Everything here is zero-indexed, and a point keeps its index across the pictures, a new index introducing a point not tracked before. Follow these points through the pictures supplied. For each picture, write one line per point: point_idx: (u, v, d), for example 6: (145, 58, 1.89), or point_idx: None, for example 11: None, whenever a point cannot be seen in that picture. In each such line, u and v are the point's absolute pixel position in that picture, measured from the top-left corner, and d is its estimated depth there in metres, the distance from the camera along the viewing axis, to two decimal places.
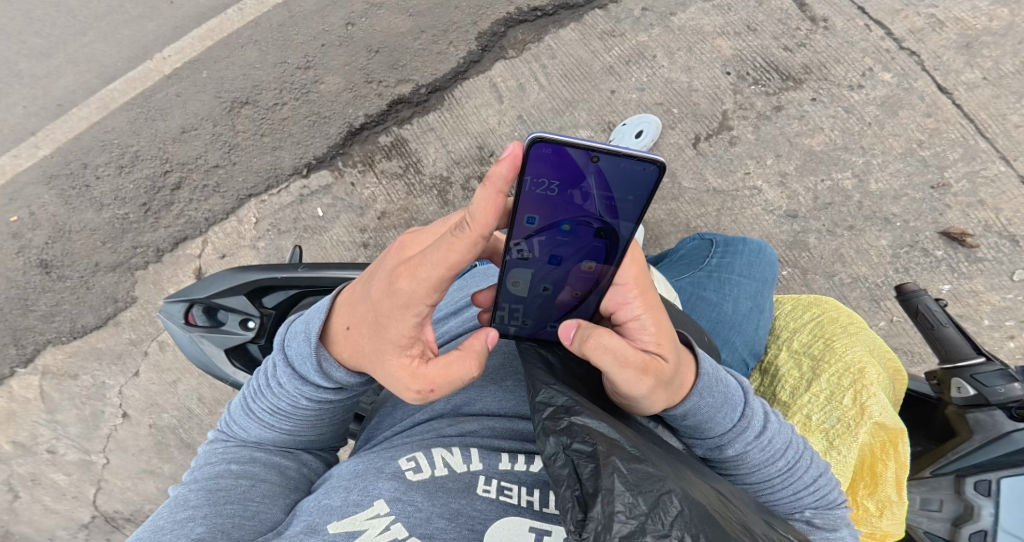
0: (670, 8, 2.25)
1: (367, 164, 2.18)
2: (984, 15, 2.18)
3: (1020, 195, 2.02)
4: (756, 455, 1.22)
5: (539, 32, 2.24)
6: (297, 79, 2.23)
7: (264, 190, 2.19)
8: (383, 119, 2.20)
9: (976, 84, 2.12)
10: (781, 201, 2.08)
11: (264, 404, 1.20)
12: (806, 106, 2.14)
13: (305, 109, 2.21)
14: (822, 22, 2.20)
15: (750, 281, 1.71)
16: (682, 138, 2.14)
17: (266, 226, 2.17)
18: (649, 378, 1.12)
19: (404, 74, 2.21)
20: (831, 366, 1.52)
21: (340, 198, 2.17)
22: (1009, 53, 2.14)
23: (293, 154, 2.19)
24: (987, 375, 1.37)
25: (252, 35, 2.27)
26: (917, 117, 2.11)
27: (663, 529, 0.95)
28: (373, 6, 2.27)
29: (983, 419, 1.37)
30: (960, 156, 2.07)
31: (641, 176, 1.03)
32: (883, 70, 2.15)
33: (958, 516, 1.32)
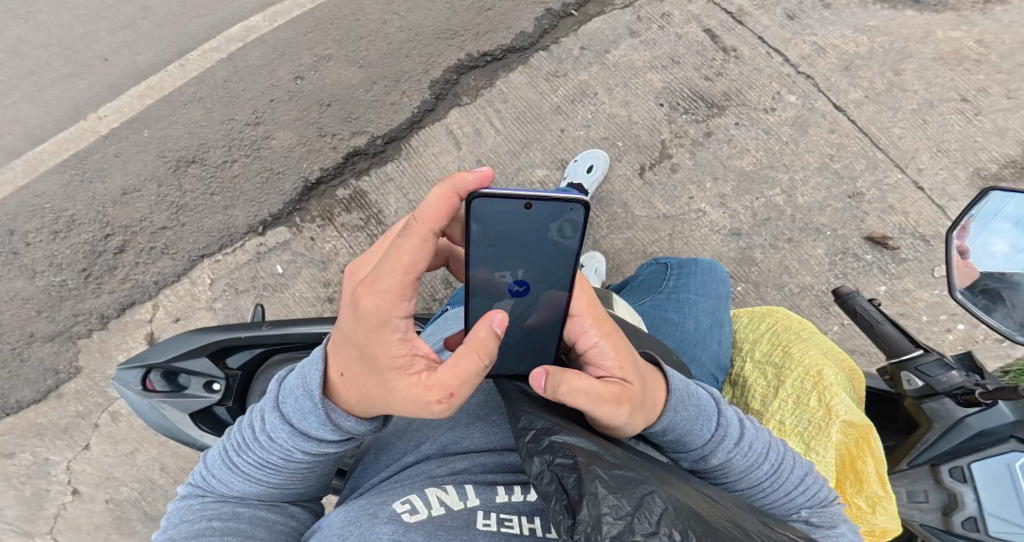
0: (604, 46, 2.38)
1: (326, 219, 2.17)
2: (852, 41, 2.43)
3: (919, 198, 2.26)
4: (738, 461, 1.30)
5: (490, 76, 2.32)
6: (248, 135, 2.19)
7: (217, 250, 2.13)
8: (340, 172, 2.20)
9: (861, 102, 2.37)
10: (725, 221, 2.22)
11: (251, 458, 1.18)
12: (732, 130, 2.31)
13: (257, 166, 2.18)
14: (732, 51, 2.40)
15: (707, 298, 1.84)
16: (629, 169, 2.26)
17: (223, 286, 2.10)
18: (625, 407, 1.18)
19: (357, 127, 2.22)
20: (793, 372, 1.65)
21: (300, 253, 2.14)
22: (878, 73, 2.40)
23: (247, 212, 2.15)
24: (928, 366, 1.50)
25: (196, 92, 2.23)
26: (824, 134, 2.34)
27: (650, 527, 0.95)
28: (322, 58, 2.28)
29: (936, 408, 1.45)
30: (865, 166, 2.30)
31: (564, 222, 1.15)
32: (789, 93, 2.37)
33: (946, 504, 1.29)
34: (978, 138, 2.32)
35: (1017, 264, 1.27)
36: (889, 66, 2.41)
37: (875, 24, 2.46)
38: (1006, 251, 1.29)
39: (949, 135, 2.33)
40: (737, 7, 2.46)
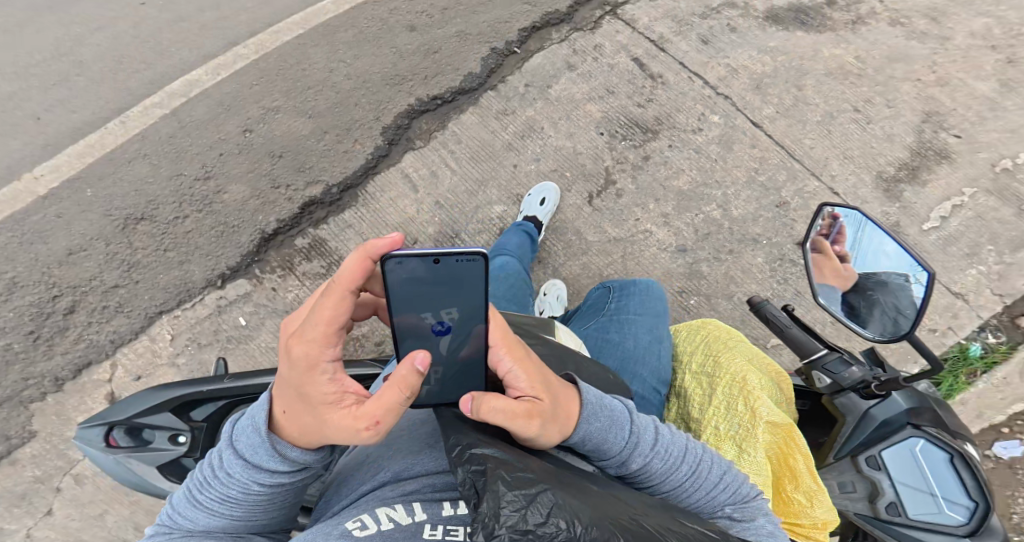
0: (546, 81, 2.52)
1: (286, 267, 2.22)
2: (758, 62, 2.67)
3: (833, 201, 2.48)
4: (658, 464, 1.26)
5: (442, 119, 2.44)
6: (198, 191, 2.27)
7: (175, 305, 2.15)
8: (296, 222, 2.26)
9: (774, 117, 2.59)
10: (670, 238, 2.36)
11: (213, 493, 1.10)
12: (667, 152, 2.47)
13: (210, 220, 2.24)
14: (658, 78, 2.58)
15: (645, 315, 1.90)
16: (579, 197, 2.37)
17: (184, 341, 2.12)
18: (537, 419, 1.11)
19: (312, 176, 2.31)
20: (722, 379, 1.63)
21: (261, 304, 2.18)
22: (783, 89, 2.65)
23: (203, 266, 2.19)
24: (833, 363, 1.46)
25: (139, 148, 2.32)
26: (747, 149, 2.53)
27: (541, 518, 0.89)
28: (270, 111, 2.40)
29: (845, 403, 1.45)
30: (786, 177, 2.50)
31: (473, 273, 1.14)
32: (712, 113, 2.55)
33: (872, 492, 1.33)
34: (873, 144, 2.58)
35: (889, 265, 1.38)
36: (791, 83, 2.66)
37: (775, 44, 2.71)
38: (896, 249, 1.36)
39: (851, 141, 2.58)
40: (658, 36, 2.66)
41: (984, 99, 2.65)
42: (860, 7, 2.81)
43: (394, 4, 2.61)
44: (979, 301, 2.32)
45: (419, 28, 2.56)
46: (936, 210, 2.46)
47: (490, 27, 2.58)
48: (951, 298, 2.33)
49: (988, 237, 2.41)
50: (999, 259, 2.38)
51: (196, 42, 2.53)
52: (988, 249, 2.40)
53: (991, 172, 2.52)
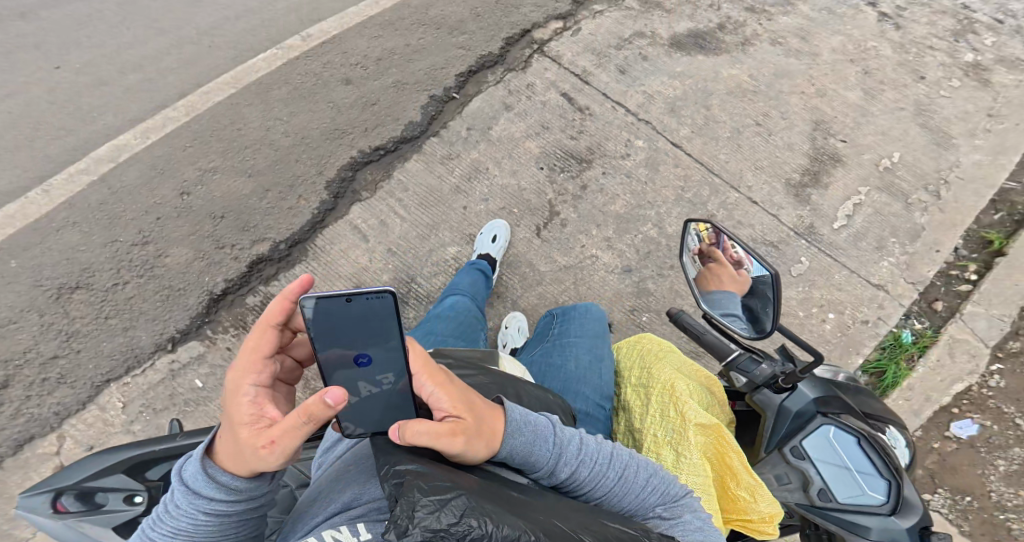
0: (487, 123, 2.67)
1: (240, 326, 2.25)
2: (669, 86, 2.87)
3: (752, 210, 2.65)
4: (584, 472, 1.24)
5: (386, 168, 2.55)
6: (137, 257, 2.29)
7: (123, 373, 2.13)
8: (246, 281, 2.30)
9: (690, 137, 2.77)
10: (615, 260, 2.44)
11: (163, 530, 1.03)
12: (601, 180, 2.59)
13: (153, 285, 2.25)
14: (586, 110, 2.75)
15: (585, 338, 1.94)
16: (528, 231, 2.47)
17: (138, 407, 2.09)
18: (461, 436, 1.11)
19: (257, 234, 2.37)
20: (655, 388, 1.62)
21: (218, 364, 2.18)
22: (695, 110, 2.84)
23: (151, 331, 2.19)
24: (743, 363, 1.57)
25: (68, 217, 2.35)
26: (671, 169, 2.67)
27: (455, 518, 0.87)
28: (207, 172, 2.47)
29: (761, 400, 1.50)
30: (709, 192, 2.66)
31: (383, 308, 1.13)
32: (636, 138, 2.71)
33: (804, 481, 1.35)
34: (777, 154, 2.79)
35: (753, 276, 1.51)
36: (700, 103, 2.86)
37: (683, 69, 2.93)
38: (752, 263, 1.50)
39: (759, 152, 2.78)
40: (582, 69, 2.86)
41: (855, 106, 2.94)
42: (744, 30, 3.10)
43: (327, 58, 2.78)
44: (895, 291, 2.52)
45: (354, 80, 2.73)
46: (842, 210, 2.68)
47: (427, 75, 2.75)
48: (873, 290, 2.52)
49: (890, 231, 2.64)
50: (903, 251, 2.61)
51: (120, 107, 2.64)
52: (892, 242, 2.62)
53: (876, 170, 2.78)
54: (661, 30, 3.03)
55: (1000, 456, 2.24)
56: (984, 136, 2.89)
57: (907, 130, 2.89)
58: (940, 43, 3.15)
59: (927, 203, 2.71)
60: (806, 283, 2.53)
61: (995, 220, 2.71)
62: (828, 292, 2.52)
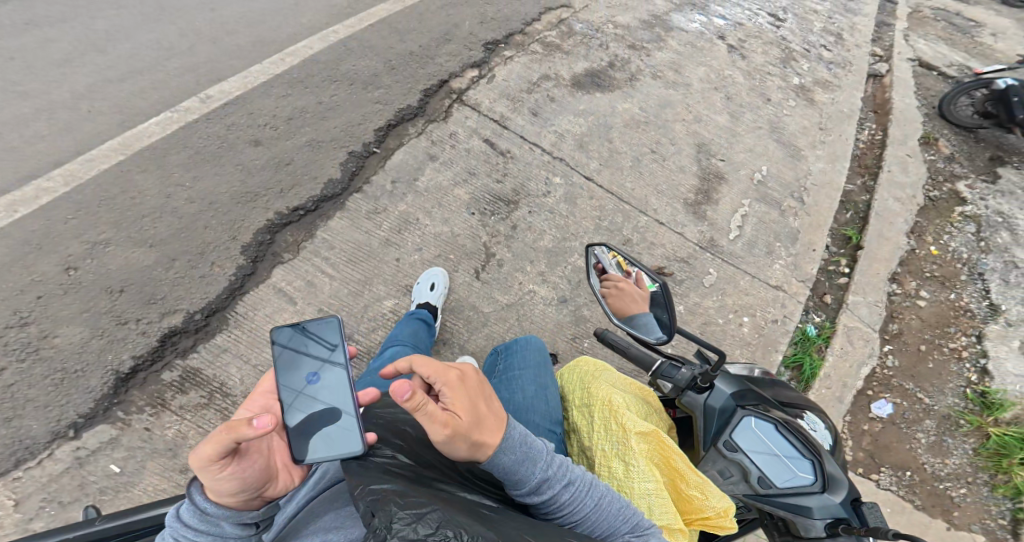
0: (413, 174, 2.69)
1: (159, 404, 2.07)
2: (577, 124, 3.03)
3: (663, 232, 2.81)
4: (565, 495, 1.28)
5: (308, 229, 2.48)
6: (16, 340, 2.08)
7: (12, 467, 1.91)
8: (159, 355, 2.15)
9: (599, 169, 2.92)
10: (551, 293, 2.52)
11: None
12: (529, 218, 2.68)
13: (44, 370, 2.05)
14: (508, 153, 2.84)
15: (529, 370, 1.89)
16: (467, 275, 2.50)
17: (37, 503, 1.87)
18: (449, 431, 1.19)
19: (166, 307, 2.22)
20: (595, 406, 1.61)
21: (137, 446, 2.00)
22: (601, 145, 3.00)
23: (45, 421, 1.98)
24: (664, 370, 1.64)
25: None
26: (589, 201, 2.80)
27: (430, 529, 0.94)
28: (97, 245, 2.30)
29: (689, 401, 1.58)
30: (623, 219, 2.80)
31: (331, 330, 1.37)
32: (554, 176, 2.83)
33: (744, 472, 1.44)
34: (672, 177, 2.99)
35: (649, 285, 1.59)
36: (603, 137, 3.03)
37: (585, 107, 3.10)
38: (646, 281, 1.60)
39: (658, 177, 2.97)
40: (499, 115, 2.95)
41: (725, 128, 3.23)
42: (631, 68, 3.34)
43: (232, 120, 2.70)
44: (792, 290, 2.76)
45: (264, 141, 2.66)
46: (733, 222, 2.91)
47: (345, 131, 2.74)
48: (774, 292, 2.74)
49: (774, 237, 2.90)
50: (789, 254, 2.86)
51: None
52: (779, 247, 2.88)
53: (752, 185, 3.05)
54: (563, 71, 3.21)
55: (919, 430, 2.44)
56: (823, 147, 3.30)
57: (767, 146, 3.22)
58: (775, 70, 3.59)
59: (797, 209, 3.02)
60: (719, 292, 2.69)
61: (848, 219, 3.09)
62: (738, 298, 2.69)
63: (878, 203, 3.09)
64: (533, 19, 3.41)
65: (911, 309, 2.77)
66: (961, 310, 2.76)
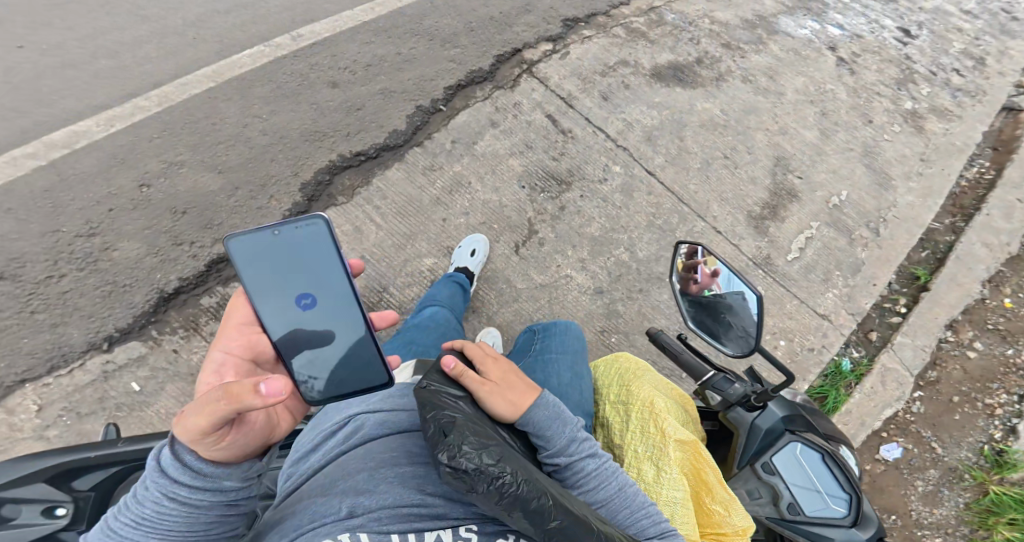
0: (472, 138, 2.68)
1: (191, 327, 2.18)
2: (651, 115, 2.96)
3: (718, 240, 2.72)
4: (591, 465, 1.34)
5: (366, 175, 2.53)
6: (80, 249, 2.20)
7: (45, 373, 2.03)
8: (203, 280, 2.24)
9: (664, 166, 2.84)
10: (588, 281, 2.49)
11: (130, 517, 1.14)
12: (580, 202, 2.64)
13: (97, 280, 2.17)
14: (569, 133, 2.80)
15: (566, 355, 1.82)
16: (506, 247, 2.49)
17: (57, 412, 2.00)
18: (488, 388, 1.32)
19: (219, 233, 2.31)
20: (634, 406, 1.57)
21: (161, 368, 2.11)
22: (670, 140, 2.92)
23: (84, 329, 2.10)
24: (716, 382, 1.59)
25: (5, 203, 2.25)
26: (645, 196, 2.74)
27: (492, 463, 1.11)
28: (173, 165, 2.40)
29: (736, 417, 1.55)
30: (678, 220, 2.73)
31: (306, 232, 1.37)
32: (615, 164, 2.78)
33: (774, 495, 1.41)
34: (741, 186, 2.88)
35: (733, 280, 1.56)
36: (674, 134, 2.94)
37: (661, 100, 3.01)
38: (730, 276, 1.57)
39: (725, 184, 2.87)
40: (567, 93, 2.90)
41: (813, 145, 3.08)
42: (720, 66, 3.21)
43: (316, 60, 2.75)
44: (838, 320, 2.64)
45: (340, 84, 2.71)
46: (794, 242, 2.79)
47: (415, 84, 2.75)
48: (818, 320, 2.63)
49: (835, 264, 2.77)
50: (846, 283, 2.73)
51: (86, 94, 2.53)
52: (837, 274, 2.75)
53: (826, 207, 2.90)
54: (644, 59, 3.12)
55: (919, 478, 2.39)
56: (917, 180, 3.06)
57: (854, 170, 3.04)
58: (886, 91, 3.34)
59: (868, 239, 2.85)
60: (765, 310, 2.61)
61: (922, 258, 2.90)
62: (779, 321, 2.61)
63: (961, 245, 2.89)
64: (621, 3, 3.33)
65: (957, 358, 2.63)
66: (1013, 367, 2.59)
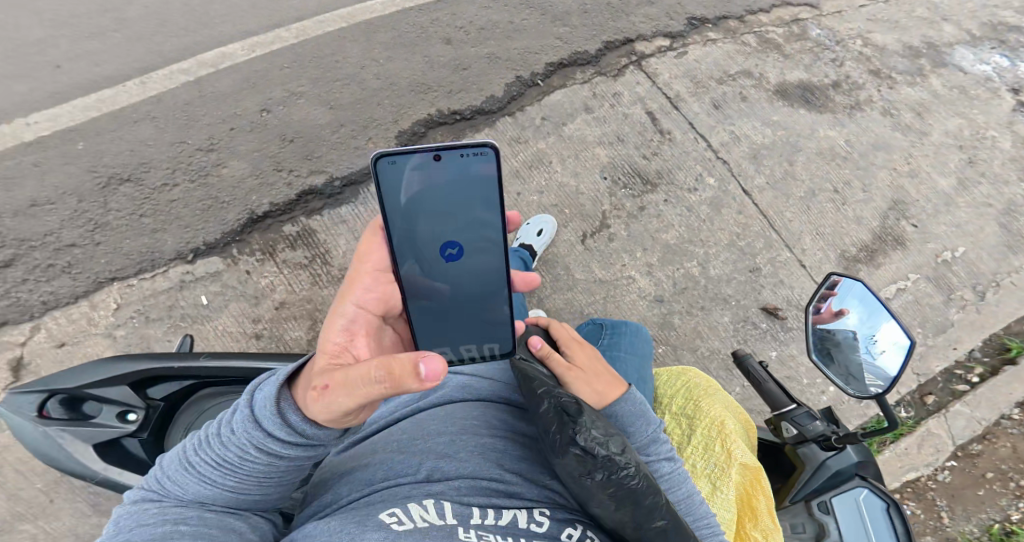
0: (562, 119, 2.66)
1: (268, 252, 2.31)
2: (764, 133, 2.82)
3: (801, 279, 2.57)
4: (666, 467, 1.44)
5: (456, 134, 2.57)
6: (199, 161, 2.38)
7: (133, 274, 2.21)
8: (290, 208, 2.37)
9: (763, 188, 2.72)
10: (650, 288, 2.46)
11: (211, 456, 1.21)
12: (662, 206, 2.58)
13: (202, 194, 2.33)
14: (667, 134, 2.72)
15: (633, 357, 1.89)
16: (573, 235, 2.48)
17: (131, 312, 2.18)
18: (571, 372, 1.53)
19: (316, 165, 2.44)
20: (702, 421, 1.61)
21: (230, 286, 2.26)
22: (776, 163, 2.78)
23: (178, 238, 2.27)
24: (799, 416, 1.60)
25: (150, 111, 2.44)
26: (734, 214, 2.64)
27: (617, 451, 1.24)
28: (293, 95, 2.54)
29: (806, 452, 1.55)
30: (763, 246, 2.60)
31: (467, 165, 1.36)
32: (709, 176, 2.68)
33: (819, 533, 1.41)
34: (843, 224, 2.71)
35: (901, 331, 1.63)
36: (784, 157, 2.80)
37: (778, 119, 2.87)
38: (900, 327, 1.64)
39: (825, 219, 2.71)
40: (675, 93, 2.82)
41: (943, 195, 2.84)
42: (859, 93, 3.01)
43: (437, 16, 2.79)
44: None
45: (454, 42, 2.74)
46: (884, 293, 2.61)
47: (520, 55, 2.75)
48: None
49: (919, 320, 2.58)
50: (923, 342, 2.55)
51: (240, 21, 2.68)
52: (917, 332, 2.56)
53: (933, 262, 2.69)
54: (771, 73, 2.97)
55: None
56: None
57: (983, 227, 2.79)
58: None
59: (968, 300, 2.64)
60: None
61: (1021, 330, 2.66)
62: None
63: None
64: (761, 10, 3.15)
65: (1012, 437, 2.48)
66: None
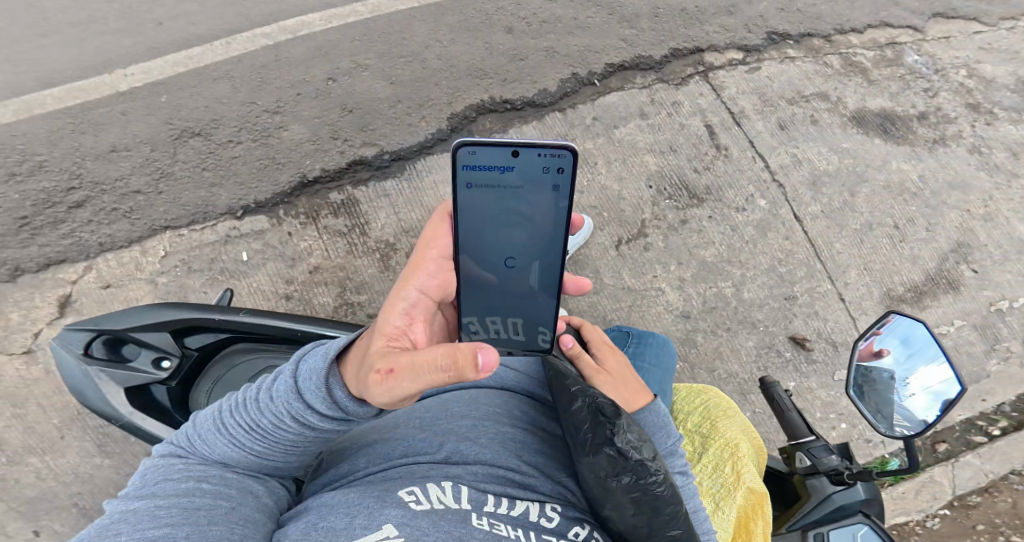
0: (614, 121, 2.64)
1: (311, 217, 2.39)
2: (828, 159, 2.73)
3: (836, 313, 2.50)
4: (679, 480, 1.42)
5: (505, 123, 2.59)
6: (263, 122, 2.46)
7: (185, 225, 2.32)
8: (339, 176, 2.44)
9: (816, 215, 2.64)
10: (678, 302, 2.43)
11: (244, 420, 1.27)
12: (704, 222, 2.54)
13: (261, 153, 2.42)
14: (723, 150, 2.67)
15: (657, 369, 1.87)
16: (608, 239, 2.47)
17: (175, 261, 2.28)
18: (599, 376, 1.60)
19: (370, 138, 2.50)
20: (715, 442, 1.62)
21: (271, 246, 2.34)
22: (836, 192, 2.68)
23: (231, 194, 2.37)
24: (816, 449, 1.60)
25: (229, 71, 2.54)
26: (780, 239, 2.57)
27: (650, 460, 1.25)
28: (358, 68, 2.60)
29: (815, 484, 1.51)
30: (805, 274, 2.54)
31: (543, 164, 1.39)
32: (761, 198, 2.62)
33: None
34: (896, 262, 2.60)
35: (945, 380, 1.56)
36: (846, 187, 2.70)
37: (847, 146, 2.77)
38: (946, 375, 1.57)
39: (877, 254, 2.60)
40: (739, 109, 2.75)
41: (1018, 242, 2.69)
42: (947, 128, 2.88)
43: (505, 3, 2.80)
44: None
45: (516, 32, 2.74)
46: None
47: (579, 52, 2.73)
48: None
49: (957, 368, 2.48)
50: None
51: None
52: None
53: (985, 310, 2.57)
54: (849, 98, 2.87)
55: None
56: None
57: None
58: None
59: (1015, 354, 2.52)
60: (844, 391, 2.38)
61: None
62: None
63: None
64: (852, 30, 3.02)
65: (1015, 492, 2.39)
66: None
